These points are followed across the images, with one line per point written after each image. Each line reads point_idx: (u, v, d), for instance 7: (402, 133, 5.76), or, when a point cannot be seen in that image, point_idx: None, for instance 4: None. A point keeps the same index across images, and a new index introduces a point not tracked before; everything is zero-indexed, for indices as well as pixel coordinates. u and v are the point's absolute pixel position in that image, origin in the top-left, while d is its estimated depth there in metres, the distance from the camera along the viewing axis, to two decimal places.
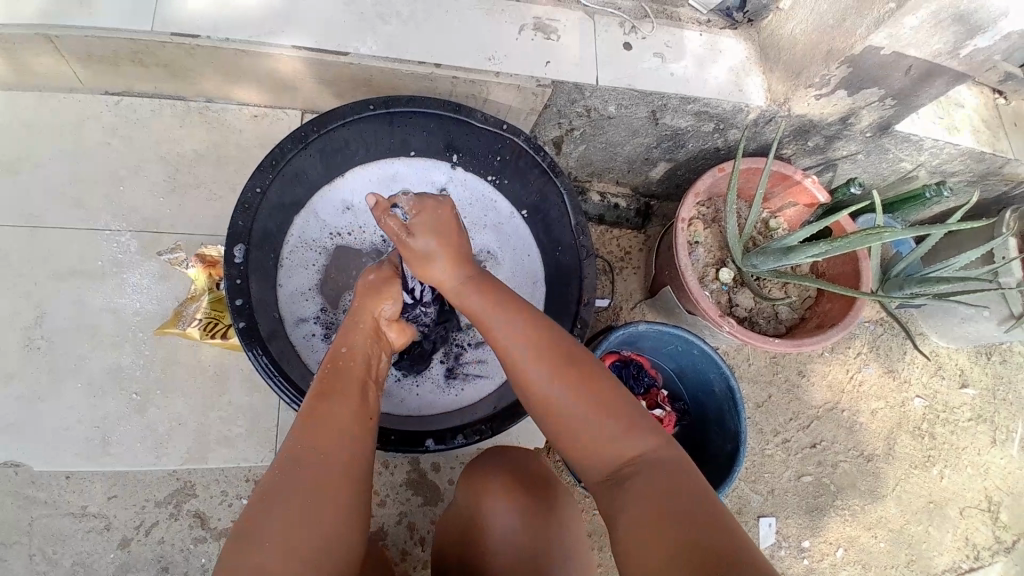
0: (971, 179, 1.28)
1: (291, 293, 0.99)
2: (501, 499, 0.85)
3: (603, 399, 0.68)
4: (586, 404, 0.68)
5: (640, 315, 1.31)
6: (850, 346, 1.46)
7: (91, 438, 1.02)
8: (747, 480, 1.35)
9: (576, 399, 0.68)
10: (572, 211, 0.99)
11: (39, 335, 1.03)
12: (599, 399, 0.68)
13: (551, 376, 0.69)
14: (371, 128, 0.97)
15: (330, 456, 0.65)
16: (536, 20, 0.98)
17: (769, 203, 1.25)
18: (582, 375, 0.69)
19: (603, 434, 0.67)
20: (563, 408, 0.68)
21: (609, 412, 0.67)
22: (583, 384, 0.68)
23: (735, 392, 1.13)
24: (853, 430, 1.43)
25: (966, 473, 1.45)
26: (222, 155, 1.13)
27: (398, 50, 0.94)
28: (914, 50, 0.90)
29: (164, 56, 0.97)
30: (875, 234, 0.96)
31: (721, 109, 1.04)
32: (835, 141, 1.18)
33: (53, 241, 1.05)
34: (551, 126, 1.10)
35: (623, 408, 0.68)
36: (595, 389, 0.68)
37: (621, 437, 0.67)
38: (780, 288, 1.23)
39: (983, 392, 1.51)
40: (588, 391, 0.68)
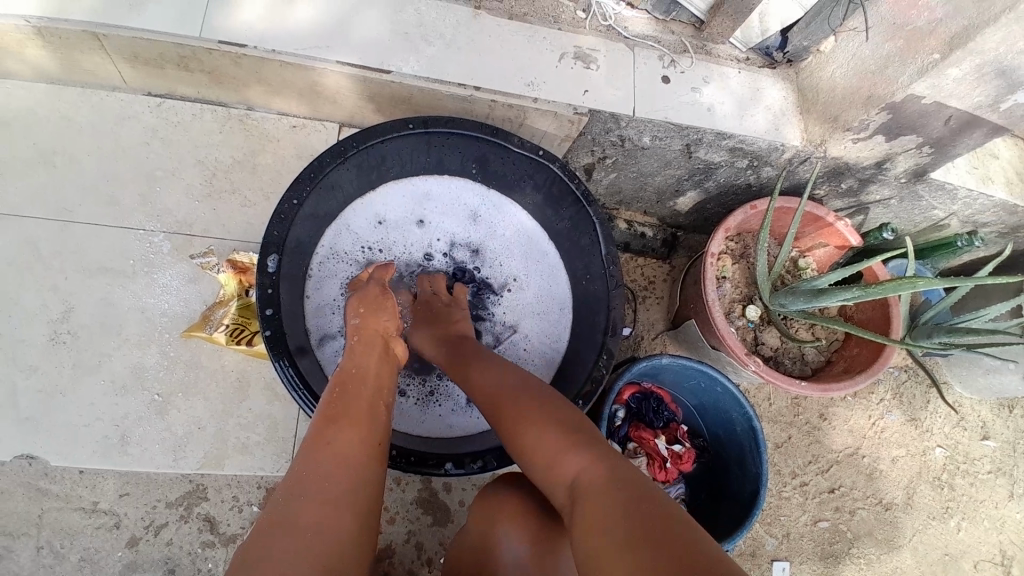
0: (1004, 231, 1.27)
1: (319, 305, 0.99)
2: (508, 526, 0.84)
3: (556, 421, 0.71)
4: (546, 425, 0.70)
5: (660, 346, 1.30)
6: (872, 392, 1.44)
7: (110, 435, 1.02)
8: (760, 521, 1.33)
9: (534, 419, 0.71)
10: (604, 241, 1.01)
11: (66, 330, 1.04)
12: (556, 426, 0.70)
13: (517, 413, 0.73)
14: (409, 146, 0.98)
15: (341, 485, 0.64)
16: (577, 49, 1.00)
17: (799, 242, 1.24)
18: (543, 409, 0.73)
19: (561, 458, 0.67)
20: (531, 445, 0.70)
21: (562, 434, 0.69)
22: (541, 410, 0.72)
23: (757, 432, 1.11)
24: (871, 476, 1.40)
25: (984, 527, 1.41)
26: (258, 163, 1.14)
27: (439, 72, 0.95)
28: (955, 101, 0.90)
29: (210, 63, 0.99)
30: (909, 284, 0.93)
31: (756, 146, 1.04)
32: (868, 185, 1.17)
33: (86, 238, 1.07)
34: (584, 152, 1.10)
35: (577, 434, 0.69)
36: (554, 419, 0.71)
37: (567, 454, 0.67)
38: (807, 330, 1.21)
39: (1004, 445, 1.48)
40: (545, 423, 0.70)
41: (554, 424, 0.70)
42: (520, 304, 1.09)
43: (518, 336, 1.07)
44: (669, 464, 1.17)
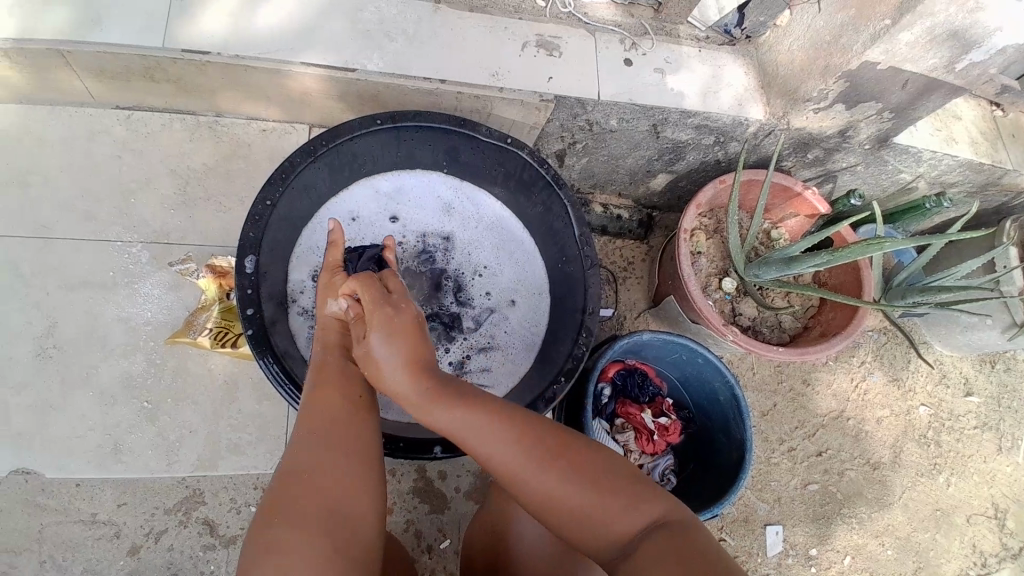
0: (972, 190, 1.30)
1: (303, 307, 1.02)
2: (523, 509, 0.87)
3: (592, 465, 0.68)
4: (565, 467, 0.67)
5: (643, 324, 1.32)
6: (852, 356, 1.47)
7: (104, 445, 1.04)
8: (751, 488, 1.36)
9: (562, 459, 0.68)
10: (576, 222, 1.01)
11: (52, 345, 1.05)
12: (590, 475, 0.67)
13: (529, 461, 0.67)
14: (378, 142, 0.99)
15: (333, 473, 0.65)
16: (539, 38, 1.01)
17: (771, 214, 1.26)
18: (565, 448, 0.69)
19: (606, 515, 0.65)
20: (556, 494, 0.66)
21: (602, 482, 0.67)
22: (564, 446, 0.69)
23: (739, 399, 1.14)
24: (857, 438, 1.43)
25: (972, 481, 1.45)
26: (232, 169, 1.15)
27: (403, 68, 0.96)
28: (910, 65, 0.92)
29: (175, 73, 1.00)
30: (877, 245, 0.96)
31: (721, 122, 1.06)
32: (834, 154, 1.19)
33: (67, 254, 1.08)
34: (554, 139, 1.12)
35: (620, 483, 0.67)
36: (581, 459, 0.68)
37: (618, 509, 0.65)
38: (783, 298, 1.24)
39: (988, 400, 1.51)
40: (574, 469, 0.67)
41: (583, 467, 0.67)
42: (497, 290, 1.12)
43: (497, 320, 1.10)
44: (656, 437, 1.20)
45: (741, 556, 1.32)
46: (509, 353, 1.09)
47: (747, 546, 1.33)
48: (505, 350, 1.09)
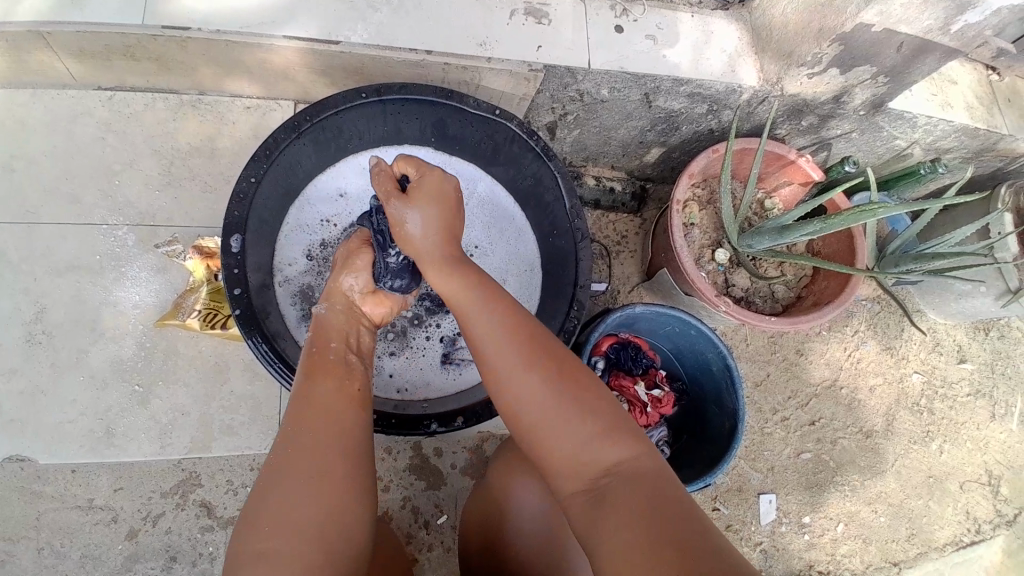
0: (967, 156, 1.29)
1: (285, 278, 1.00)
2: (524, 478, 0.86)
3: (574, 395, 0.64)
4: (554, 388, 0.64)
5: (637, 298, 1.31)
6: (847, 325, 1.47)
7: (96, 430, 1.03)
8: (746, 459, 1.37)
9: (553, 390, 0.64)
10: (567, 194, 1.00)
11: (40, 331, 1.04)
12: (577, 394, 0.65)
13: (523, 367, 0.65)
14: (365, 116, 0.98)
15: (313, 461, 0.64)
16: (527, 5, 0.98)
17: (764, 183, 1.25)
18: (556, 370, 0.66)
19: (580, 438, 0.63)
20: (532, 404, 0.65)
21: (586, 407, 0.64)
22: (549, 378, 0.65)
23: (732, 369, 1.13)
24: (851, 407, 1.44)
25: (965, 447, 1.46)
26: (217, 148, 1.13)
27: (388, 38, 0.94)
28: (905, 26, 0.90)
29: (156, 51, 0.97)
30: (869, 212, 0.95)
31: (714, 90, 1.04)
32: (829, 120, 1.18)
33: (51, 237, 1.06)
34: (544, 110, 1.10)
35: (601, 409, 0.64)
36: (569, 380, 0.65)
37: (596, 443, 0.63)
38: (776, 267, 1.24)
39: (981, 367, 1.52)
40: (560, 384, 0.65)
41: (570, 384, 0.65)
42: (488, 266, 1.11)
43: None
44: (649, 409, 1.20)
45: (736, 525, 1.33)
46: None
47: (742, 516, 1.34)
48: None
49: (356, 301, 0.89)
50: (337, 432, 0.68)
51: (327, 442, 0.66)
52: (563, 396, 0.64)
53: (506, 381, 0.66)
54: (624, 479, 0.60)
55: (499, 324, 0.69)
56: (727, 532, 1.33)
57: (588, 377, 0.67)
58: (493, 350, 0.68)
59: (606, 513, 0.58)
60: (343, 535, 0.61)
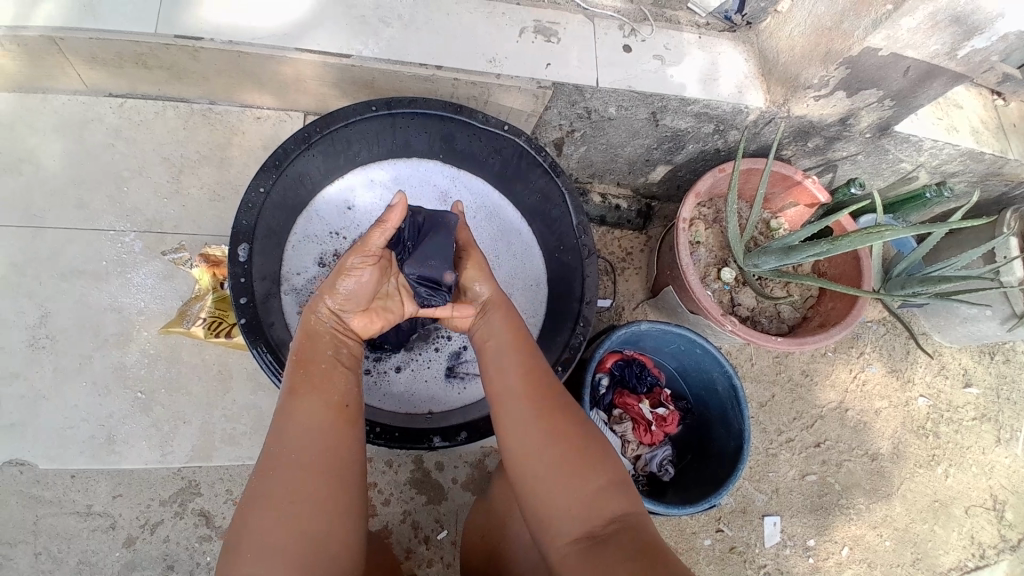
0: (973, 180, 1.29)
1: (294, 286, 1.01)
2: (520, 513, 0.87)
3: (583, 451, 0.69)
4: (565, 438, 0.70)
5: (641, 315, 1.31)
6: (852, 346, 1.46)
7: (96, 436, 1.03)
8: (750, 479, 1.35)
9: (562, 437, 0.70)
10: (573, 210, 1.01)
11: (44, 335, 1.04)
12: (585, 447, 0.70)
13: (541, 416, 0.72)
14: (375, 128, 0.98)
15: (313, 480, 0.64)
16: (537, 23, 0.99)
17: (770, 203, 1.25)
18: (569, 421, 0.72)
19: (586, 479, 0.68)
20: (542, 445, 0.70)
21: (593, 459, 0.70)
22: (561, 433, 0.71)
23: (737, 389, 1.13)
24: (855, 429, 1.43)
25: (971, 472, 1.45)
26: (226, 157, 1.14)
27: (399, 53, 0.95)
28: (912, 51, 0.91)
29: (168, 60, 0.99)
30: (876, 234, 0.95)
31: (721, 110, 1.05)
32: (835, 142, 1.18)
33: (59, 243, 1.07)
34: (553, 127, 1.11)
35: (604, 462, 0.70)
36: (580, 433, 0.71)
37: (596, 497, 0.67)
38: (782, 287, 1.23)
39: (987, 391, 1.51)
40: (572, 435, 0.71)
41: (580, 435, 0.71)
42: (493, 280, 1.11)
43: None
44: (654, 427, 1.20)
45: (740, 546, 1.32)
46: None
47: (745, 537, 1.32)
48: None
49: (343, 321, 0.82)
50: (338, 448, 0.68)
51: (330, 457, 0.67)
52: (573, 451, 0.69)
53: (523, 430, 0.72)
54: (618, 532, 0.64)
55: (520, 377, 0.75)
56: (731, 553, 1.31)
57: (597, 436, 0.72)
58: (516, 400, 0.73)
59: (598, 559, 0.62)
60: (330, 556, 0.62)
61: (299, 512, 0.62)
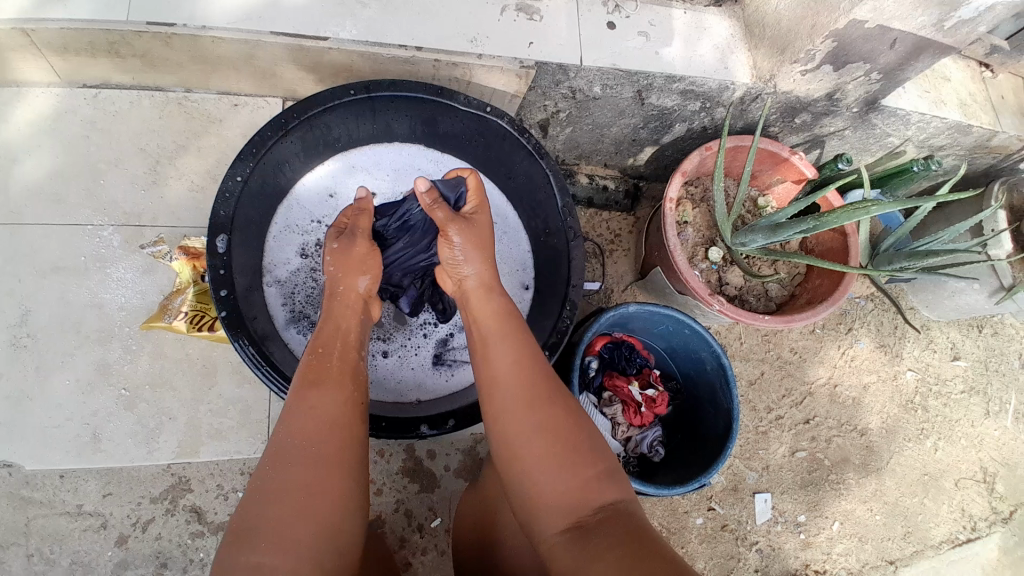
0: (960, 153, 1.29)
1: (277, 277, 1.00)
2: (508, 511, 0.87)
3: (575, 438, 0.69)
4: (559, 430, 0.69)
5: (630, 297, 1.31)
6: (842, 323, 1.46)
7: (82, 435, 1.01)
8: (741, 458, 1.36)
9: (554, 429, 0.68)
10: (559, 192, 0.98)
11: (24, 334, 1.02)
12: (579, 441, 0.69)
13: (533, 406, 0.70)
14: (354, 112, 0.96)
15: (308, 471, 0.63)
16: (519, 1, 0.97)
17: (758, 181, 1.24)
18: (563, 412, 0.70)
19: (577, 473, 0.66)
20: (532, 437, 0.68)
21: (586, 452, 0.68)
22: (553, 424, 0.69)
23: (726, 368, 1.13)
24: (846, 405, 1.43)
25: (960, 445, 1.46)
26: (202, 146, 1.11)
27: (378, 34, 0.92)
28: (898, 23, 0.89)
29: (141, 47, 0.96)
30: (862, 208, 0.95)
31: (707, 87, 1.03)
32: (822, 118, 1.17)
33: (34, 239, 1.04)
34: (536, 108, 1.09)
35: (596, 453, 0.68)
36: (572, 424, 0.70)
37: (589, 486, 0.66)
38: (769, 265, 1.23)
39: (975, 364, 1.52)
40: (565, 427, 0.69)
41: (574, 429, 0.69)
42: None
43: None
44: (644, 409, 1.18)
45: (732, 524, 1.33)
46: None
47: (737, 515, 1.33)
48: None
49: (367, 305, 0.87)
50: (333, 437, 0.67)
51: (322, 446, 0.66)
52: (563, 440, 0.68)
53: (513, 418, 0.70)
54: (608, 522, 0.63)
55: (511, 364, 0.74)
56: (723, 531, 1.32)
57: (587, 426, 0.71)
58: (505, 386, 0.72)
59: (590, 547, 0.61)
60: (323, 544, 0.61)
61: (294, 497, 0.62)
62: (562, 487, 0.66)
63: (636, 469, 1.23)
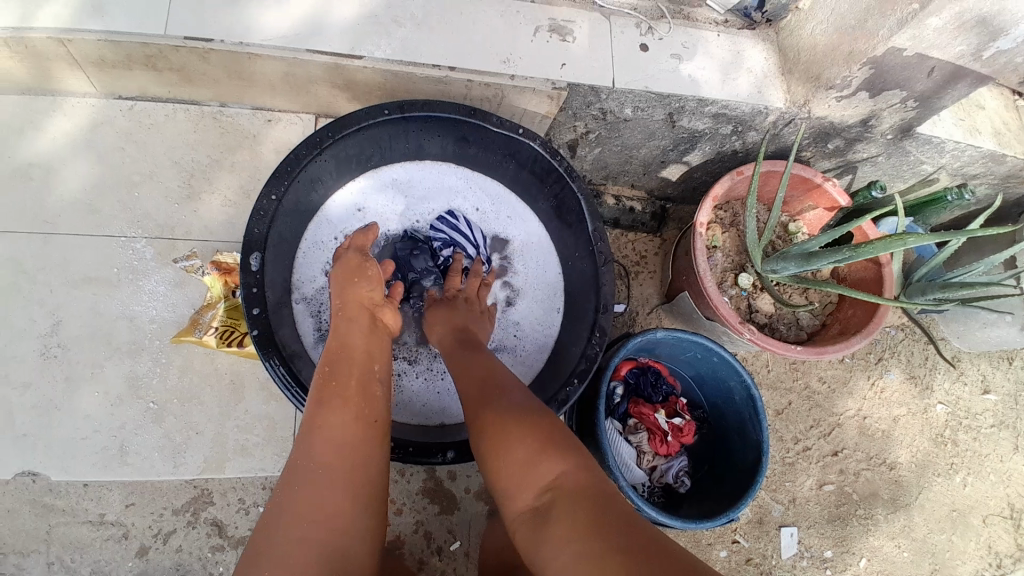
0: (994, 182, 1.27)
1: (305, 295, 1.00)
2: None
3: (523, 424, 0.70)
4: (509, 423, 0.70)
5: (656, 321, 1.29)
6: (870, 352, 1.44)
7: (109, 447, 1.01)
8: (766, 489, 1.33)
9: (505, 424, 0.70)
10: (590, 216, 0.98)
11: (55, 344, 1.03)
12: (531, 428, 0.69)
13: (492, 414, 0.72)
14: (387, 131, 0.97)
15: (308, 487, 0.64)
16: (552, 22, 0.98)
17: (789, 207, 1.23)
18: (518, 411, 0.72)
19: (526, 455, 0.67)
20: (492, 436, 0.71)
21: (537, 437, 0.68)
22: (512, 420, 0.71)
23: (756, 400, 1.10)
24: (873, 437, 1.40)
25: (989, 481, 1.42)
26: (236, 161, 1.12)
27: (413, 54, 0.93)
28: (936, 51, 0.88)
29: (178, 61, 0.97)
30: (899, 242, 0.93)
31: (740, 110, 1.03)
32: (855, 144, 1.16)
33: (68, 250, 1.05)
34: (566, 129, 1.09)
35: (549, 433, 0.69)
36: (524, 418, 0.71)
37: (542, 460, 0.66)
38: (800, 294, 1.21)
39: (1006, 398, 1.48)
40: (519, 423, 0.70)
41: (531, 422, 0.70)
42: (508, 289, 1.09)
43: (508, 319, 1.08)
44: (671, 438, 1.17)
45: (756, 558, 1.29)
46: (522, 354, 1.06)
47: (761, 547, 1.30)
48: (518, 349, 1.06)
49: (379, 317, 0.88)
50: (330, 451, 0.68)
51: (321, 464, 0.66)
52: (516, 430, 0.69)
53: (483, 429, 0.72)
54: (559, 497, 0.63)
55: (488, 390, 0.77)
56: (747, 565, 1.29)
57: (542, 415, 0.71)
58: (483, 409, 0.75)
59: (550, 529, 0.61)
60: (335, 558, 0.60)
61: (295, 515, 0.61)
62: (520, 476, 0.67)
63: (661, 500, 1.20)
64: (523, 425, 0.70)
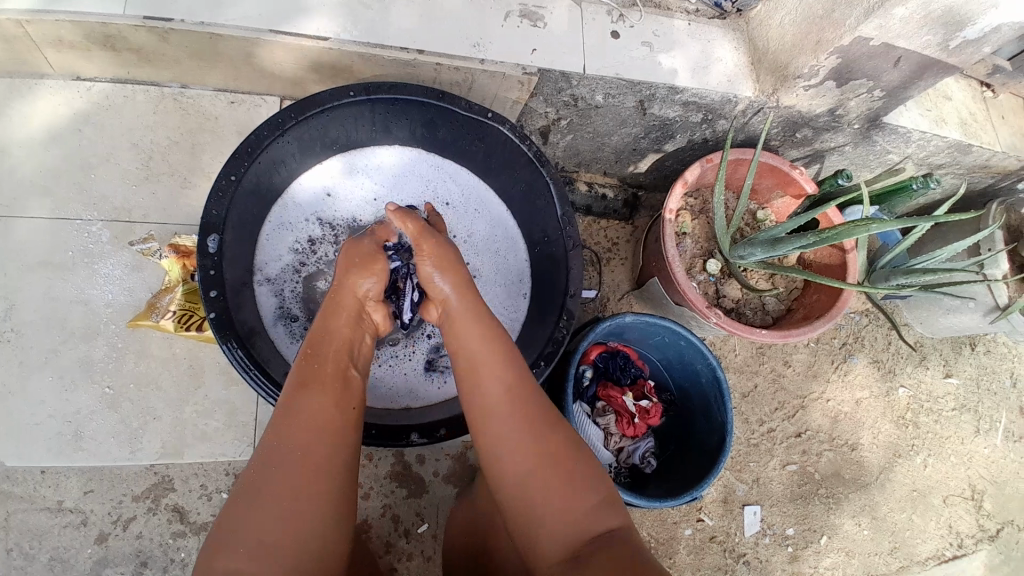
0: (959, 172, 1.29)
1: (268, 275, 1.00)
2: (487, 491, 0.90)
3: (555, 460, 0.70)
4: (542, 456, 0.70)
5: (626, 306, 1.30)
6: (835, 337, 1.46)
7: (63, 432, 1.00)
8: (731, 469, 1.35)
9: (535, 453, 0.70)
10: (559, 200, 0.98)
11: (8, 329, 1.00)
12: (566, 470, 0.70)
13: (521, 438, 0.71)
14: (353, 113, 0.95)
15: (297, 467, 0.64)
16: (522, 7, 0.96)
17: (758, 195, 1.24)
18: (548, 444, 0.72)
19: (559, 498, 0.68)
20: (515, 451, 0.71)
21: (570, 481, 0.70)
22: (542, 454, 0.71)
23: (721, 382, 1.12)
24: (836, 420, 1.43)
25: (949, 462, 1.46)
26: (197, 143, 1.10)
27: (381, 36, 0.92)
28: (903, 41, 0.89)
29: (137, 41, 0.94)
30: (862, 226, 0.94)
31: (710, 99, 1.03)
32: (823, 133, 1.16)
33: (23, 233, 1.03)
34: (538, 115, 1.08)
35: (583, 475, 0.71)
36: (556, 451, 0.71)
37: (592, 511, 0.68)
38: (766, 280, 1.22)
39: (967, 382, 1.51)
40: (552, 457, 0.71)
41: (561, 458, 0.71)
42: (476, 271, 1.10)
43: None
44: (637, 419, 1.18)
45: (720, 536, 1.32)
46: None
47: (725, 525, 1.33)
48: None
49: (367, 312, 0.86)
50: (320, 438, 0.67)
51: (312, 449, 0.66)
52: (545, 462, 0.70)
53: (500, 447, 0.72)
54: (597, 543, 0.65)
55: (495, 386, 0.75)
56: (711, 543, 1.32)
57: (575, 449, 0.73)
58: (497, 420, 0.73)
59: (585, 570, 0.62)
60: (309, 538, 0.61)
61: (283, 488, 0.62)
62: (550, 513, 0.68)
63: (627, 480, 1.22)
64: (557, 463, 0.70)
